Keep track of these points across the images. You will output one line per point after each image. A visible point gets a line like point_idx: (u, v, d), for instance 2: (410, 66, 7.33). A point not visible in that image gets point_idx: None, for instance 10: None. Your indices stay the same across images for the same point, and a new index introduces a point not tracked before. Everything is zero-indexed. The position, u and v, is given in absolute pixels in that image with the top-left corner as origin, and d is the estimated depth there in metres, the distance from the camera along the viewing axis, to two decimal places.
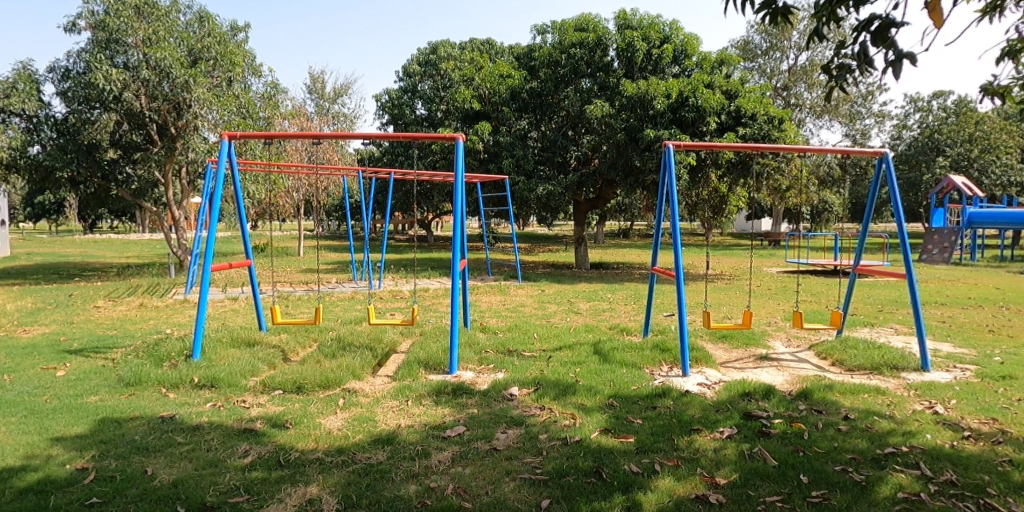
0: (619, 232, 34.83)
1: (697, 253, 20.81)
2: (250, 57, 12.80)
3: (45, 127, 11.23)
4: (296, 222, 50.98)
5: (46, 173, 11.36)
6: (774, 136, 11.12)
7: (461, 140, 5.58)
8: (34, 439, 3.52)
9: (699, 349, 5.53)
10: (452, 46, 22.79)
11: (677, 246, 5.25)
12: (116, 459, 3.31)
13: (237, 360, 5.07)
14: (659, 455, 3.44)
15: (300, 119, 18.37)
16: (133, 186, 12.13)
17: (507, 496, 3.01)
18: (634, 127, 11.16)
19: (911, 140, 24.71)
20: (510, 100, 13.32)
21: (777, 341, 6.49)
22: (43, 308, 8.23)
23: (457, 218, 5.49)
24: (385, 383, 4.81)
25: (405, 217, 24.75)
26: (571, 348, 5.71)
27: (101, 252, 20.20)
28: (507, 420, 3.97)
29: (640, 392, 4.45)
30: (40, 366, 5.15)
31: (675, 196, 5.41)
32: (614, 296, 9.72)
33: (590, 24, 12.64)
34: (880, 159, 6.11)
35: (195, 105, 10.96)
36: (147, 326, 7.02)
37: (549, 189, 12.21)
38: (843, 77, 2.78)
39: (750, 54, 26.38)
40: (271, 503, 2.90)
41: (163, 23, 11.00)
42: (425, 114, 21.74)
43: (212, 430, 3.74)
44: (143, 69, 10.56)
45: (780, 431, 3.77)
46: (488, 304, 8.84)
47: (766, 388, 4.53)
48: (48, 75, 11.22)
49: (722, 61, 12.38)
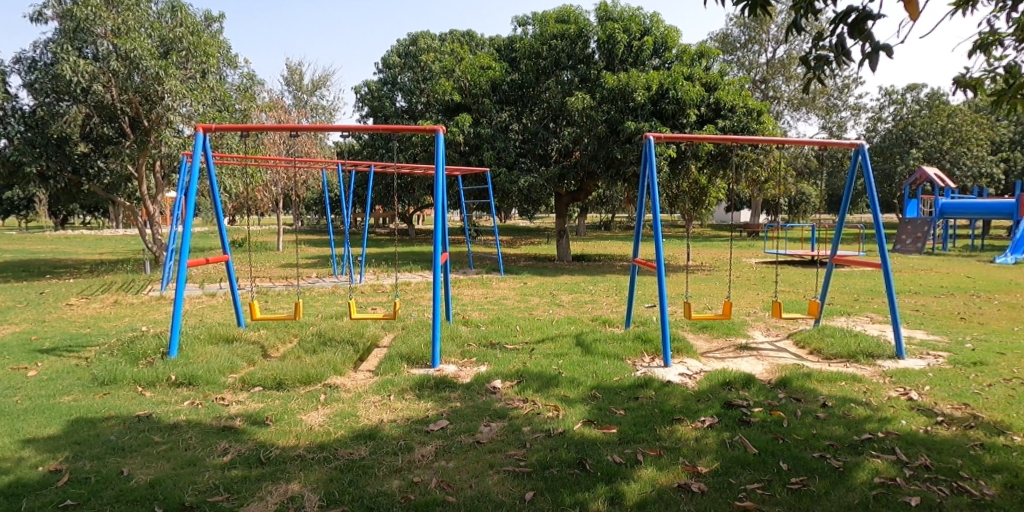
0: (601, 224, 34.92)
1: (678, 244, 21.02)
2: (225, 48, 12.60)
3: (12, 120, 10.85)
4: (275, 218, 51.22)
5: (13, 168, 11.05)
6: (753, 128, 11.22)
7: (442, 132, 5.44)
8: (5, 441, 3.43)
9: (681, 340, 5.56)
10: (433, 38, 22.61)
11: (659, 237, 5.17)
12: (91, 459, 3.24)
13: (216, 357, 5.00)
14: (641, 445, 3.46)
15: (277, 111, 18.08)
16: (105, 181, 11.92)
17: (492, 488, 3.00)
18: (615, 120, 11.23)
19: (885, 132, 25.12)
20: (491, 92, 13.20)
21: (756, 330, 6.59)
22: (13, 306, 8.03)
23: (438, 211, 5.40)
24: (367, 377, 4.78)
25: (388, 210, 24.62)
26: (553, 340, 5.73)
27: (73, 248, 19.86)
28: (490, 413, 3.96)
29: (623, 383, 4.48)
30: (10, 366, 5.02)
31: (656, 188, 5.32)
32: (596, 288, 9.78)
33: (571, 16, 12.65)
34: (857, 150, 6.05)
35: (167, 97, 10.76)
36: (122, 323, 6.89)
37: (531, 181, 12.12)
38: (822, 69, 2.82)
39: (729, 47, 26.71)
40: (251, 502, 2.86)
41: (133, 13, 10.69)
42: (405, 106, 21.59)
43: (190, 428, 3.69)
44: (112, 60, 10.29)
45: (759, 419, 3.82)
46: (471, 297, 8.86)
47: (746, 377, 4.58)
48: (14, 66, 10.89)
49: (702, 54, 12.40)
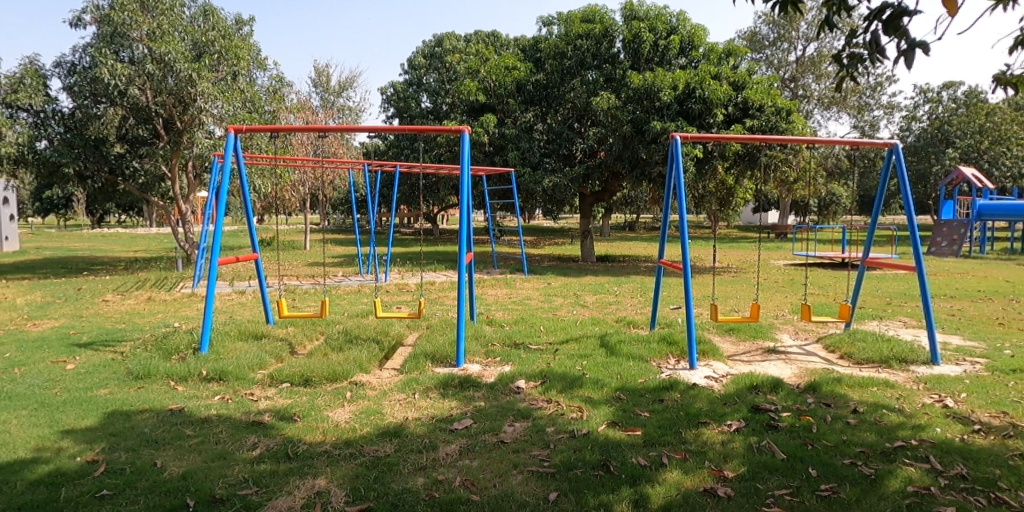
0: (625, 224, 34.73)
1: (704, 245, 20.80)
2: (255, 50, 12.82)
3: (53, 122, 11.31)
4: (302, 218, 52.09)
5: (53, 168, 11.35)
6: (782, 128, 11.04)
7: (467, 132, 5.46)
8: (45, 432, 3.54)
9: (707, 342, 5.50)
10: (458, 39, 22.71)
11: (685, 239, 5.11)
12: (126, 451, 3.33)
13: (245, 354, 5.10)
14: (667, 449, 3.43)
15: (305, 112, 18.36)
16: (139, 180, 12.18)
17: (515, 488, 3.01)
18: (640, 119, 11.15)
19: (919, 131, 24.53)
20: (516, 93, 13.21)
21: (785, 333, 6.49)
22: (53, 302, 8.30)
23: (462, 211, 5.42)
24: (392, 375, 4.82)
25: (412, 210, 24.78)
26: (577, 341, 5.70)
27: (109, 246, 20.41)
28: (514, 413, 3.97)
29: (647, 385, 4.45)
30: (50, 359, 5.18)
31: (682, 188, 5.26)
32: (620, 289, 9.74)
33: (596, 15, 12.61)
34: (891, 150, 5.91)
35: (200, 99, 11.02)
36: (156, 319, 7.06)
37: (555, 181, 12.10)
38: (855, 67, 2.77)
39: (758, 45, 26.32)
40: (280, 496, 2.91)
41: (167, 16, 10.95)
42: (430, 107, 21.73)
43: (221, 423, 3.76)
44: (148, 63, 10.56)
45: (788, 424, 3.76)
46: (494, 297, 8.88)
47: (774, 381, 4.50)
48: (54, 70, 11.24)
49: (730, 52, 12.25)
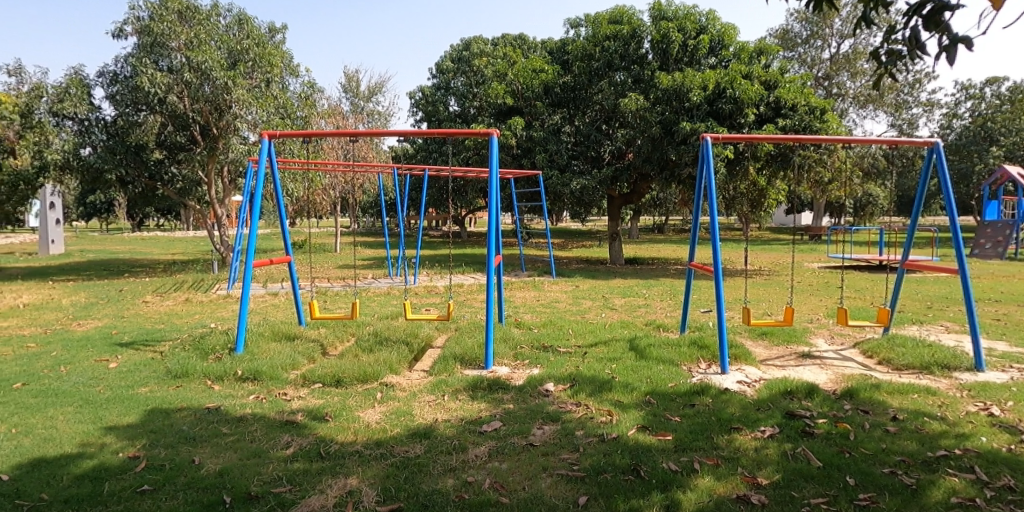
0: (654, 226, 34.40)
1: (735, 248, 20.49)
2: (288, 57, 13.07)
3: (96, 130, 11.60)
4: (333, 221, 53.04)
5: (96, 174, 11.72)
6: (816, 127, 10.81)
7: (496, 135, 5.47)
8: (90, 428, 3.66)
9: (739, 347, 5.41)
10: (486, 42, 22.82)
11: (717, 240, 5.03)
12: (165, 448, 3.42)
13: (279, 354, 5.18)
14: (698, 454, 3.39)
15: (336, 117, 18.66)
16: (178, 185, 12.52)
17: (544, 491, 3.00)
18: (670, 120, 11.03)
19: (961, 129, 23.79)
20: (544, 95, 13.21)
21: (820, 338, 6.34)
22: (96, 302, 8.57)
23: (491, 213, 5.43)
24: (421, 377, 4.86)
25: (440, 213, 24.95)
26: (606, 344, 5.67)
27: (148, 249, 21.00)
28: (543, 416, 3.96)
29: (678, 389, 4.39)
30: (94, 358, 5.36)
31: (713, 189, 5.18)
32: (650, 292, 9.65)
33: (624, 16, 12.55)
34: (931, 149, 5.74)
35: (235, 106, 11.30)
36: (193, 320, 7.24)
37: (583, 184, 12.05)
38: (894, 64, 2.70)
39: (790, 44, 25.85)
40: (313, 494, 2.95)
41: (204, 26, 11.27)
42: (458, 110, 21.87)
43: (255, 421, 3.84)
44: (185, 72, 10.86)
45: (824, 431, 3.67)
46: (522, 300, 8.88)
47: (810, 386, 4.40)
48: (98, 79, 11.61)
49: (761, 51, 12.06)
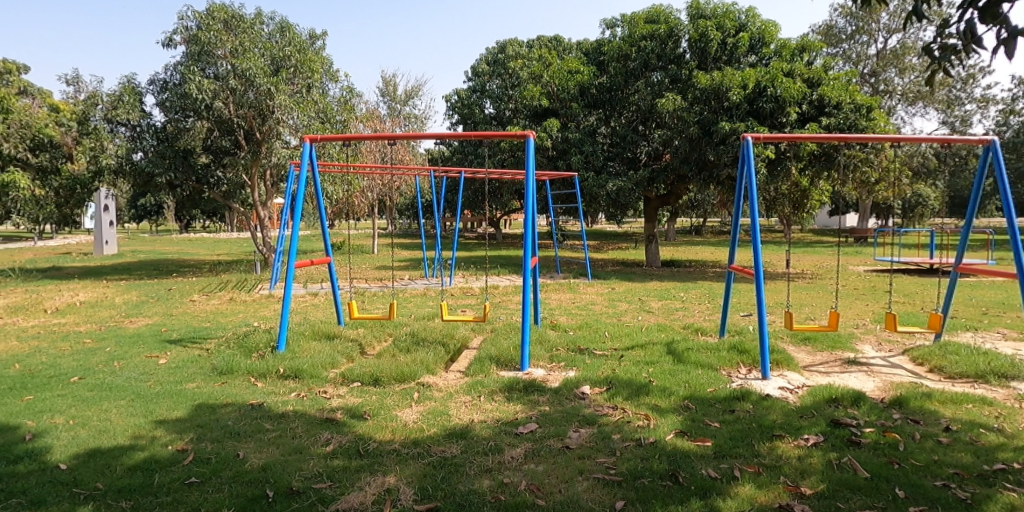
0: (692, 228, 33.89)
1: (776, 250, 20.03)
2: (328, 63, 13.34)
3: (147, 136, 12.11)
4: (371, 222, 53.90)
5: (147, 178, 12.17)
6: (863, 125, 10.47)
7: (532, 137, 5.47)
8: (141, 421, 3.80)
9: (781, 352, 5.28)
10: (521, 44, 22.85)
11: (757, 242, 4.92)
12: (212, 442, 3.52)
13: (319, 353, 5.28)
14: (739, 461, 3.31)
15: (374, 121, 18.96)
16: (223, 189, 12.88)
17: (581, 495, 2.98)
18: (708, 120, 10.84)
19: (1018, 126, 22.75)
20: (579, 96, 13.19)
21: (867, 344, 6.13)
22: (146, 301, 8.89)
23: (527, 215, 5.43)
24: (458, 378, 4.88)
25: (476, 215, 25.07)
26: (643, 347, 5.60)
27: (195, 250, 21.70)
28: (579, 419, 3.94)
29: (717, 394, 4.31)
30: (144, 354, 5.55)
31: (753, 190, 5.07)
32: (688, 294, 9.50)
33: (661, 15, 12.42)
34: (986, 147, 5.50)
35: (277, 111, 11.58)
36: (237, 319, 7.44)
37: (620, 185, 11.95)
38: (947, 60, 2.60)
39: (834, 40, 25.14)
40: (352, 491, 3.00)
41: (248, 35, 11.62)
42: (494, 112, 21.96)
43: (297, 418, 3.92)
44: (231, 79, 11.18)
45: (872, 441, 3.55)
46: (558, 302, 8.85)
47: (856, 394, 4.27)
48: (149, 87, 12.07)
49: (804, 48, 11.77)
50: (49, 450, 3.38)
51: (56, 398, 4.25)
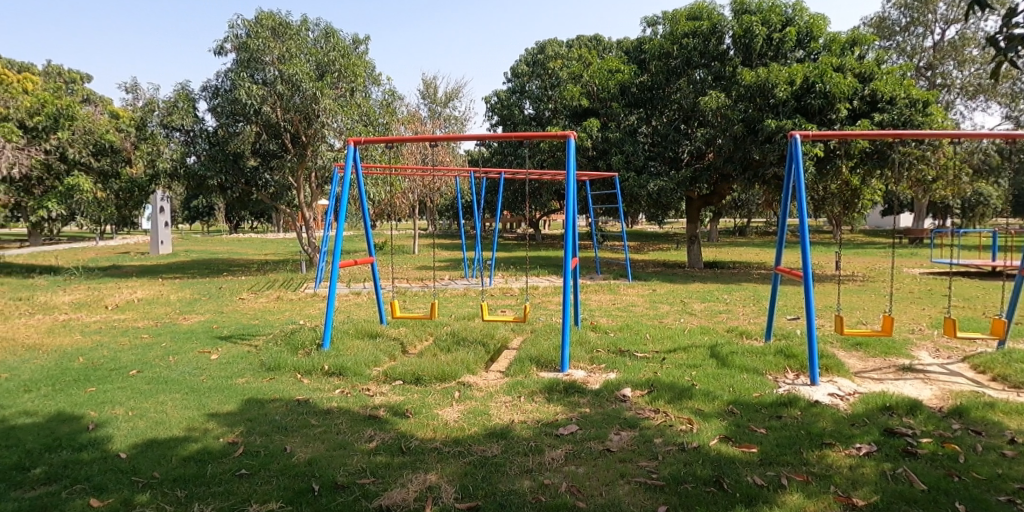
0: (737, 229, 33.15)
1: (826, 251, 19.41)
2: (371, 67, 13.58)
3: (201, 140, 12.49)
4: (412, 223, 54.64)
5: (200, 180, 12.63)
6: (918, 121, 10.01)
7: (572, 137, 5.44)
8: (194, 414, 3.94)
9: (831, 357, 5.12)
10: (561, 44, 22.77)
11: (805, 243, 4.78)
12: (260, 435, 3.62)
13: (362, 351, 5.37)
14: (786, 469, 3.22)
15: (415, 123, 19.20)
16: (271, 190, 13.21)
17: (622, 498, 2.95)
18: (753, 118, 10.59)
19: None
20: (620, 95, 13.12)
21: (923, 350, 5.88)
22: (199, 298, 9.22)
23: (568, 215, 5.40)
24: (498, 377, 4.90)
25: (516, 216, 25.11)
26: (686, 350, 5.51)
27: (244, 250, 22.37)
28: (620, 421, 3.90)
29: (763, 399, 4.20)
30: (197, 350, 5.76)
31: (801, 189, 4.92)
32: (732, 297, 9.30)
33: (704, 12, 12.20)
34: None
35: (322, 115, 11.86)
36: (284, 317, 7.64)
37: (661, 185, 11.79)
38: (1014, 51, 2.46)
39: (886, 32, 24.24)
40: (395, 487, 3.04)
41: (295, 41, 11.92)
42: (533, 113, 21.96)
43: (341, 414, 4.00)
44: (279, 85, 11.50)
45: (929, 452, 3.40)
46: (598, 303, 8.78)
47: (911, 402, 4.09)
48: (201, 93, 12.51)
49: (855, 41, 11.38)
50: (110, 440, 3.54)
51: (116, 390, 4.44)
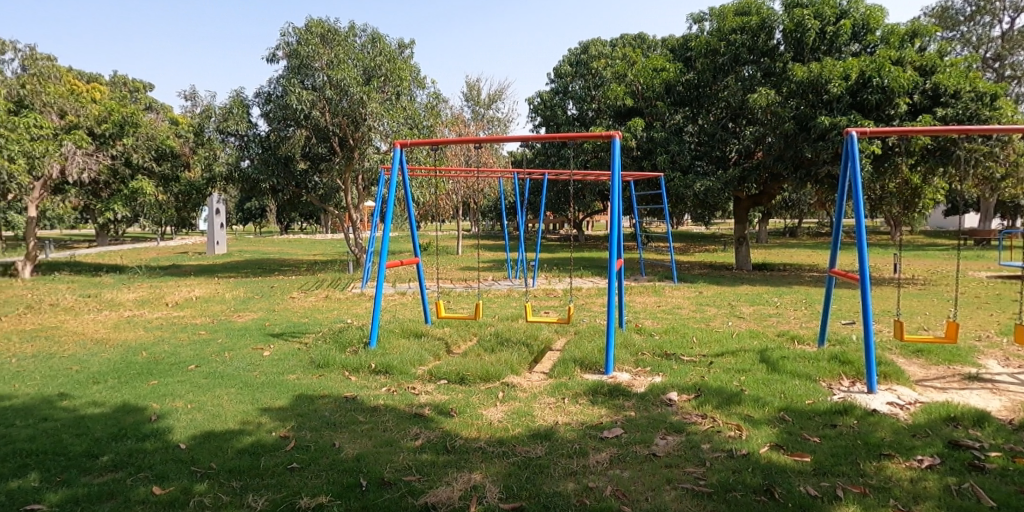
0: (788, 230, 32.19)
1: (883, 253, 18.65)
2: (416, 70, 13.76)
3: (253, 145, 12.87)
4: (455, 224, 55.14)
5: (253, 184, 13.02)
6: (985, 115, 9.43)
7: (617, 137, 5.38)
8: (248, 408, 4.07)
9: (889, 364, 4.91)
10: (604, 44, 22.58)
11: (862, 244, 4.60)
12: (310, 430, 3.71)
13: (408, 350, 5.44)
14: (842, 480, 3.10)
15: (459, 125, 19.37)
16: (320, 192, 13.58)
17: (669, 504, 2.90)
18: (804, 116, 10.26)
19: None
20: (665, 94, 12.93)
21: (990, 358, 5.57)
22: (252, 297, 9.53)
23: (613, 215, 5.34)
24: (542, 379, 4.88)
25: (559, 217, 25.03)
26: (734, 354, 5.37)
27: (294, 251, 23.03)
28: (666, 426, 3.83)
29: (817, 407, 4.06)
30: (251, 346, 5.95)
31: (858, 187, 4.73)
32: (782, 300, 9.04)
33: (753, 7, 11.90)
34: None
35: (369, 118, 12.08)
36: (332, 315, 7.81)
37: (708, 185, 11.56)
38: None
39: (949, 23, 23.12)
40: (440, 485, 3.06)
41: (343, 47, 12.15)
42: (577, 113, 21.83)
43: (387, 412, 4.06)
44: (327, 90, 11.81)
45: (998, 466, 3.22)
46: (643, 305, 8.67)
47: (978, 413, 3.88)
48: (254, 100, 12.90)
49: (915, 33, 10.89)
50: (170, 431, 3.69)
51: (176, 384, 4.63)
